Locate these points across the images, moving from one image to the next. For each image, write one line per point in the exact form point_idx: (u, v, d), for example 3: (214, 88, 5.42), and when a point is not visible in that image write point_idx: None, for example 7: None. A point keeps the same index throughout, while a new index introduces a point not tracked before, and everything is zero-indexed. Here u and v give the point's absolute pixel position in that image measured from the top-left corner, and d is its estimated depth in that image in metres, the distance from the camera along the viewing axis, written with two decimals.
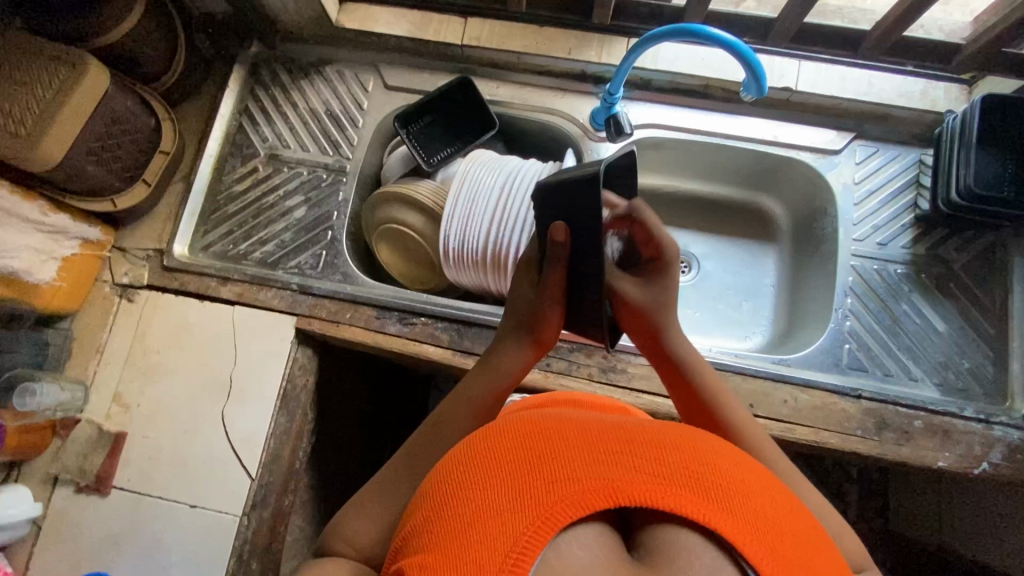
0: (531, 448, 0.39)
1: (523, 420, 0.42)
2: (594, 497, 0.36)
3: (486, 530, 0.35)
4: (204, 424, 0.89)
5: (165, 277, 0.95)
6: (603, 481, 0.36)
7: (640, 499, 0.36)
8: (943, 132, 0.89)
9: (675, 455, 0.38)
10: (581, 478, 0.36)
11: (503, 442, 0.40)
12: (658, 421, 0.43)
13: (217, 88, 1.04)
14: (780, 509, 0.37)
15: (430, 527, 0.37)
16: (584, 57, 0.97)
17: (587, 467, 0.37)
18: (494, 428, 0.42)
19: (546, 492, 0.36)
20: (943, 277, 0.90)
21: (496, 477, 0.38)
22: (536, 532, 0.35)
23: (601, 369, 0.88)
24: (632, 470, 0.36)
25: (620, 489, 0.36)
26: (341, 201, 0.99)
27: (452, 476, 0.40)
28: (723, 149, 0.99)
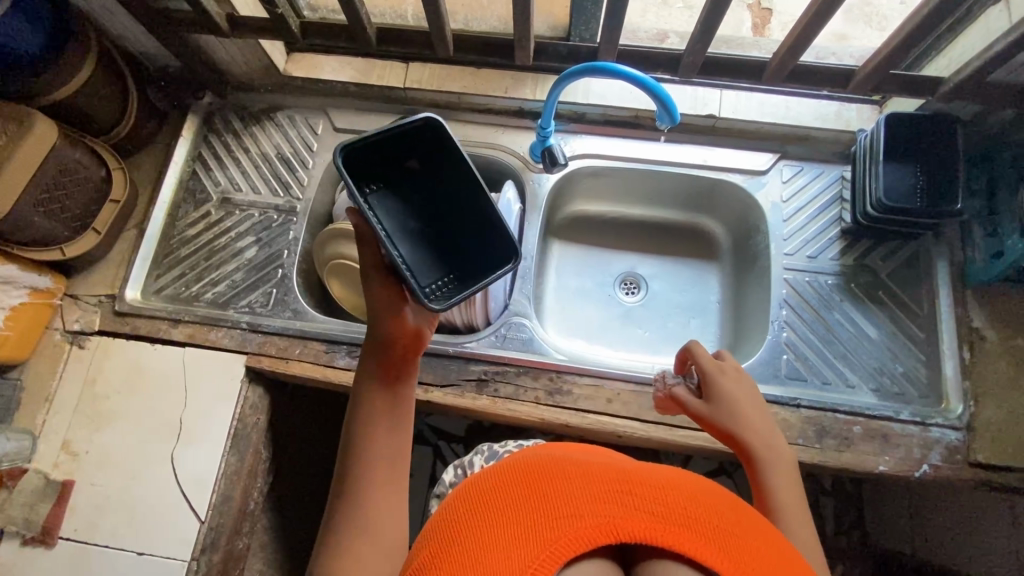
0: (539, 485, 0.41)
1: (530, 459, 0.44)
2: (598, 532, 0.37)
3: (493, 561, 0.36)
4: (153, 469, 0.89)
5: (117, 322, 0.97)
6: (608, 518, 0.38)
7: (640, 536, 0.38)
8: (857, 151, 0.94)
9: (680, 496, 0.40)
10: (586, 515, 0.38)
11: (512, 479, 0.42)
12: (656, 462, 0.46)
13: (171, 137, 1.08)
14: (771, 552, 0.40)
15: (439, 560, 0.39)
16: (520, 94, 1.03)
17: (590, 504, 0.39)
18: (507, 466, 0.45)
19: (554, 528, 0.38)
20: (872, 286, 0.94)
21: (505, 515, 0.40)
22: (542, 564, 0.36)
23: (548, 392, 0.89)
24: (634, 509, 0.39)
25: (621, 527, 0.38)
26: (291, 239, 1.02)
27: (461, 514, 0.42)
28: (659, 175, 1.04)
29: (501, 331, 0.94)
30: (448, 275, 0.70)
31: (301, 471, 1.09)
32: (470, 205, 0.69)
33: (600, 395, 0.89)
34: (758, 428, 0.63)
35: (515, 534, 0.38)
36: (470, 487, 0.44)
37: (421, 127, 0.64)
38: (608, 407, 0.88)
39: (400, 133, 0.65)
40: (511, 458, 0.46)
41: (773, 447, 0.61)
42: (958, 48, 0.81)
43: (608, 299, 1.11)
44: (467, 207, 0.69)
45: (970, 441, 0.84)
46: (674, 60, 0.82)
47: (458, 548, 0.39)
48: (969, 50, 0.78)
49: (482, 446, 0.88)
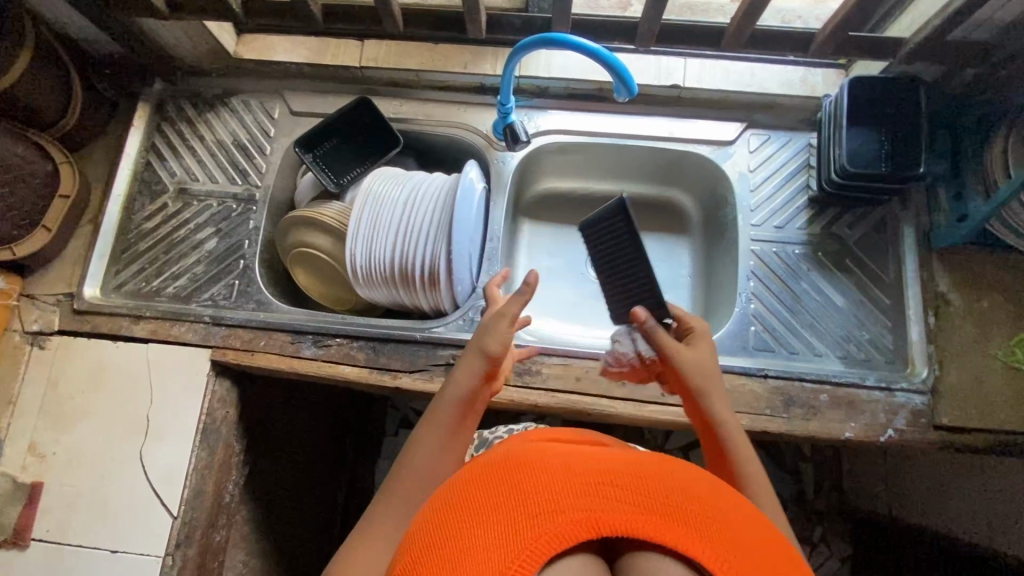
0: (520, 481, 0.40)
1: (510, 456, 0.43)
2: (581, 528, 0.36)
3: (475, 566, 0.35)
4: (122, 467, 0.88)
5: (77, 320, 0.95)
6: (589, 512, 0.37)
7: (622, 529, 0.37)
8: (822, 117, 0.92)
9: (662, 486, 0.40)
10: (566, 510, 0.37)
11: (493, 478, 0.41)
12: (640, 450, 0.45)
13: (123, 127, 1.04)
14: (759, 537, 0.40)
15: (418, 568, 0.37)
16: (480, 70, 1.00)
17: (571, 499, 0.38)
18: (488, 462, 0.44)
19: (537, 525, 0.36)
20: (839, 254, 0.94)
21: (486, 515, 0.38)
22: (523, 566, 0.35)
23: (517, 373, 0.89)
24: (616, 501, 0.38)
25: (602, 520, 0.37)
26: (251, 229, 1.00)
27: (441, 517, 0.40)
28: (625, 148, 1.02)
29: (469, 315, 0.92)
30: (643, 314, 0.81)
31: (279, 460, 1.09)
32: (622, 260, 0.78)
33: (569, 373, 0.89)
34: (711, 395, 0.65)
35: (496, 534, 0.37)
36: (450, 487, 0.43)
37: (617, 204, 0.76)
38: (576, 385, 0.88)
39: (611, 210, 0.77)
40: (487, 456, 0.45)
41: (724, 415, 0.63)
42: (921, 6, 0.79)
43: (580, 278, 1.10)
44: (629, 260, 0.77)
45: (935, 404, 0.85)
46: (631, 29, 0.79)
47: (439, 554, 0.37)
48: (930, 9, 0.77)
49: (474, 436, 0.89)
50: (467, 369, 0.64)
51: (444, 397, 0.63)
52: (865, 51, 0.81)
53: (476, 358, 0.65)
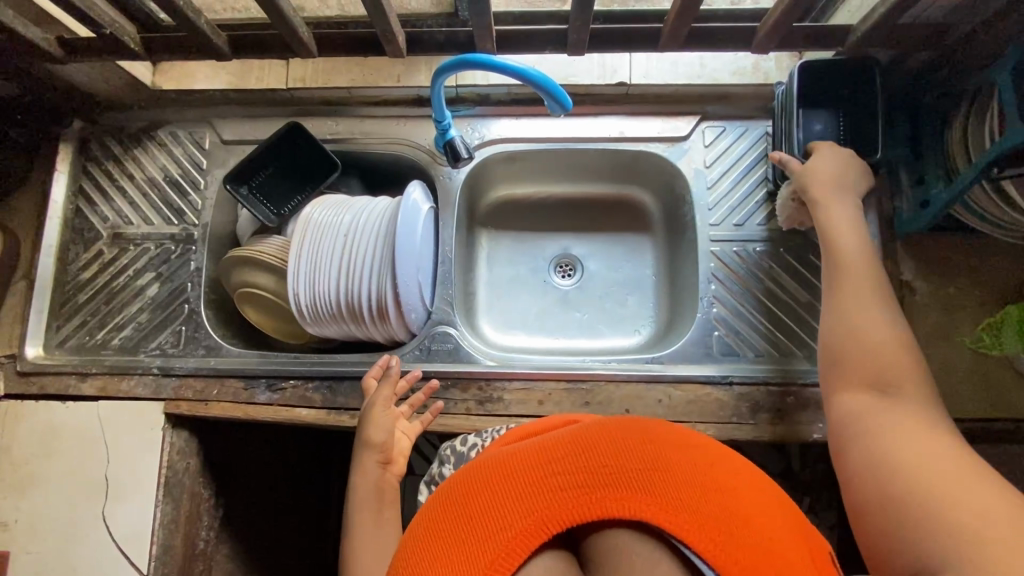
0: (458, 511, 0.36)
1: (452, 481, 0.39)
2: (531, 535, 0.34)
3: None
4: (86, 529, 0.86)
5: (22, 382, 0.92)
6: (534, 514, 0.34)
7: (570, 518, 0.34)
8: (776, 105, 0.88)
9: (600, 454, 0.36)
10: (512, 521, 0.34)
11: (437, 514, 0.37)
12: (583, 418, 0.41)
13: (44, 172, 0.98)
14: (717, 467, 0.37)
15: None
16: (415, 82, 0.93)
17: (514, 507, 0.34)
18: (434, 493, 0.40)
19: (486, 549, 0.33)
20: (802, 248, 0.91)
21: (439, 551, 0.34)
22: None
23: (478, 401, 0.87)
24: (564, 490, 0.35)
25: (551, 517, 0.34)
26: (193, 270, 0.95)
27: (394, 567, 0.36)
28: (576, 152, 0.97)
29: (425, 344, 0.90)
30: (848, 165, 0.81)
31: (256, 495, 1.07)
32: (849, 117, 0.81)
33: (532, 397, 0.86)
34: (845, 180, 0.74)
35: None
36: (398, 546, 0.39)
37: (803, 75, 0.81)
38: (539, 408, 0.86)
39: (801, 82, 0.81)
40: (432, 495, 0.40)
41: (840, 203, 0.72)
42: None
43: (544, 285, 1.07)
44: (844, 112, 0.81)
45: None
46: (562, 36, 0.74)
47: None
48: None
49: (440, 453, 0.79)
50: (362, 466, 0.75)
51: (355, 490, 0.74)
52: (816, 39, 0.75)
53: (368, 451, 0.76)
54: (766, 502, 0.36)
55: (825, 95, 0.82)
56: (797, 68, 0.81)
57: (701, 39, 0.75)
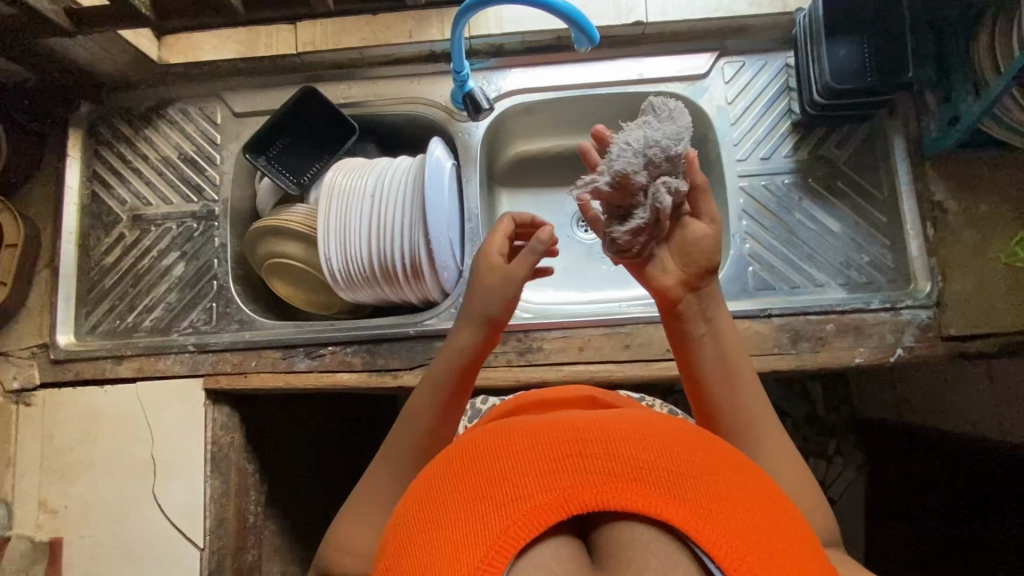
0: (483, 473, 0.39)
1: (477, 443, 0.43)
2: (550, 508, 0.37)
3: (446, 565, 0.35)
4: (138, 509, 0.87)
5: (58, 370, 0.91)
6: (555, 492, 0.37)
7: (587, 503, 0.37)
8: (798, 33, 0.86)
9: (632, 451, 0.39)
10: (533, 493, 0.37)
11: (462, 470, 0.40)
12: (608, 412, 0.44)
13: (57, 159, 0.96)
14: (729, 478, 0.40)
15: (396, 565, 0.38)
16: (427, 36, 0.91)
17: (538, 480, 0.38)
18: (458, 449, 0.44)
19: (508, 512, 0.37)
20: (830, 176, 0.90)
21: (458, 508, 0.38)
22: (495, 558, 0.35)
23: (519, 352, 0.87)
24: (586, 474, 0.38)
25: (571, 498, 0.37)
26: (218, 246, 0.94)
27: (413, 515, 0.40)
28: (595, 98, 0.95)
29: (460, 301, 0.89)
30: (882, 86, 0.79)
31: (300, 469, 1.08)
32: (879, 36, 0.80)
33: (572, 344, 0.86)
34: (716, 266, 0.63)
35: (460, 532, 0.37)
36: (417, 484, 0.43)
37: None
38: (581, 355, 0.86)
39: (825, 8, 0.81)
40: (456, 445, 0.45)
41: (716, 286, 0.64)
42: None
43: (568, 240, 1.06)
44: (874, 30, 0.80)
45: (940, 316, 0.84)
46: None
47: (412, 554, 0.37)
48: None
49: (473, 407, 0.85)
50: (466, 334, 0.66)
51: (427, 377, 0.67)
52: None
53: (475, 322, 0.66)
54: (787, 533, 0.38)
55: (849, 16, 0.80)
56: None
57: None
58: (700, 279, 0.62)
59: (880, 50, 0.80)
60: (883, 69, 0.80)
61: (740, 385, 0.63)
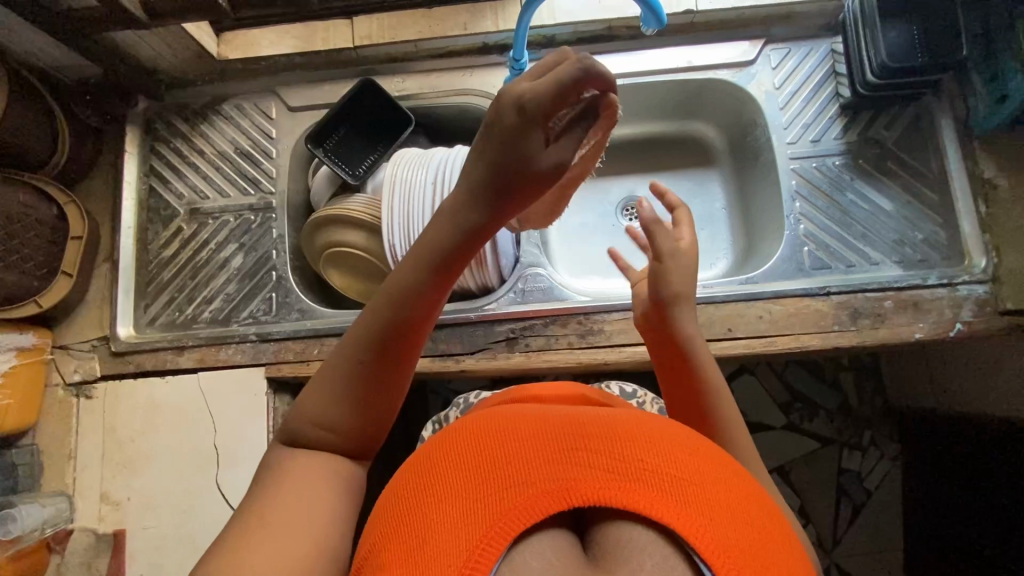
0: (484, 459, 0.39)
1: (479, 429, 0.43)
2: (550, 500, 0.36)
3: (440, 546, 0.35)
4: (201, 499, 0.86)
5: (119, 362, 0.92)
6: (557, 483, 0.37)
7: (590, 497, 0.36)
8: (846, 19, 0.89)
9: (637, 449, 0.38)
10: (534, 482, 0.37)
11: (462, 456, 0.41)
12: (613, 411, 0.44)
13: (115, 155, 0.98)
14: (736, 491, 0.39)
15: (389, 548, 0.37)
16: (481, 28, 0.93)
17: (539, 470, 0.37)
18: (458, 437, 0.43)
19: (506, 498, 0.36)
20: (879, 158, 0.92)
21: (458, 491, 0.38)
22: (489, 544, 0.35)
23: (580, 335, 0.87)
24: (588, 468, 0.37)
25: (573, 491, 0.36)
26: (276, 238, 0.96)
27: (411, 497, 0.40)
28: (645, 86, 0.97)
29: (518, 286, 0.91)
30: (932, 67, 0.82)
31: None
32: (929, 19, 0.83)
33: (632, 326, 0.87)
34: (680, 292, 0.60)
35: (456, 514, 0.36)
36: (413, 469, 0.43)
37: None
38: (642, 336, 0.86)
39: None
40: (455, 432, 0.44)
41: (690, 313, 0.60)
42: None
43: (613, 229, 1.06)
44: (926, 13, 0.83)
45: (998, 290, 0.84)
46: None
47: (406, 534, 0.37)
48: None
49: (456, 399, 0.84)
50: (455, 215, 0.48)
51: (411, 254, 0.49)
52: None
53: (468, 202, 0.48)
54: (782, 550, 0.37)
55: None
56: None
57: None
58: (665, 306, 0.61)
59: (926, 34, 0.83)
60: (933, 51, 0.82)
61: (718, 408, 0.57)
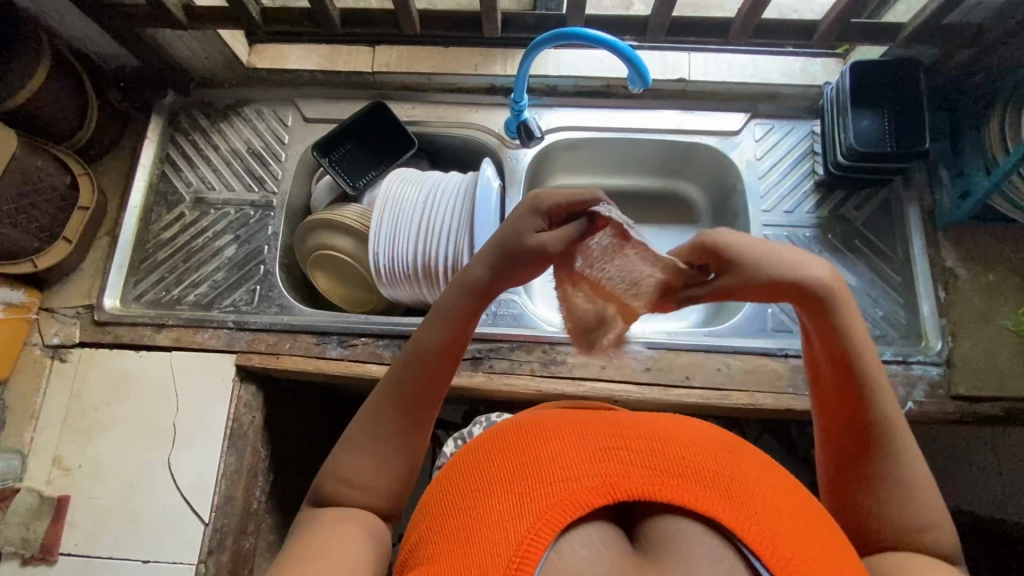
0: (531, 453, 0.41)
1: (524, 427, 0.45)
2: (596, 493, 0.38)
3: (492, 535, 0.37)
4: (152, 475, 0.87)
5: (98, 331, 0.94)
6: (602, 476, 0.39)
7: (634, 492, 0.38)
8: (824, 103, 0.96)
9: (678, 447, 0.40)
10: (580, 476, 0.39)
11: (509, 452, 0.43)
12: (649, 416, 0.46)
13: (136, 139, 1.05)
14: (776, 486, 0.40)
15: (443, 538, 0.40)
16: (490, 71, 1.02)
17: (583, 464, 0.39)
18: (507, 431, 0.46)
19: (555, 490, 0.38)
20: (848, 235, 0.97)
21: (506, 484, 0.40)
22: (537, 534, 0.37)
23: (543, 363, 0.90)
24: (630, 465, 0.39)
25: (617, 484, 0.38)
26: (270, 234, 1.01)
27: (465, 486, 0.43)
28: (633, 142, 1.04)
29: (491, 309, 0.94)
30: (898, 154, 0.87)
31: (306, 468, 1.07)
32: (900, 110, 0.89)
33: (593, 361, 0.90)
34: (835, 291, 0.54)
35: (506, 507, 0.39)
36: (464, 464, 0.46)
37: (852, 72, 0.89)
38: (602, 372, 0.89)
39: (852, 81, 0.90)
40: (501, 429, 0.47)
41: (848, 309, 0.54)
42: None
43: None
44: (897, 105, 0.89)
45: (950, 374, 0.86)
46: (642, 25, 0.91)
47: (460, 523, 0.40)
48: None
49: (479, 418, 0.89)
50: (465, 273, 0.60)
51: (431, 315, 0.60)
52: (851, 33, 0.87)
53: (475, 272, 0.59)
54: (834, 546, 0.38)
55: (872, 89, 0.89)
56: (849, 67, 0.89)
57: (748, 28, 0.88)
58: (821, 311, 0.54)
59: (895, 124, 0.89)
60: (899, 139, 0.88)
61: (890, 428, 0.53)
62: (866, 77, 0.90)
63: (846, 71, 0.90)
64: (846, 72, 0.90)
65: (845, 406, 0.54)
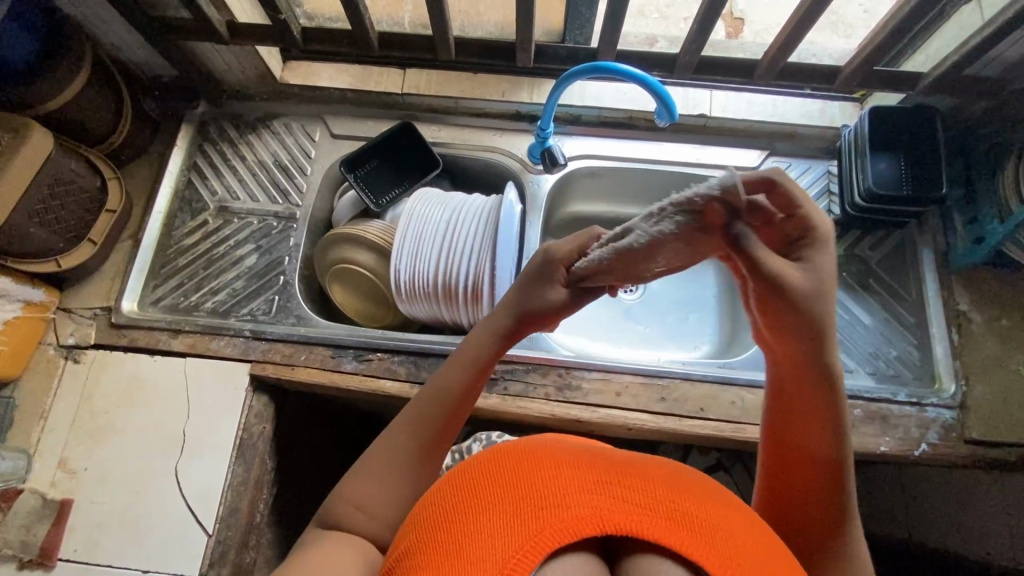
0: (522, 475, 0.39)
1: (517, 446, 0.43)
2: (585, 524, 0.36)
3: (474, 557, 0.35)
4: (157, 483, 0.86)
5: (113, 334, 0.94)
6: (592, 508, 0.36)
7: (624, 529, 0.36)
8: (843, 145, 0.99)
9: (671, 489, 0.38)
10: (571, 504, 0.36)
11: (498, 470, 0.40)
12: (644, 454, 0.44)
13: (166, 146, 1.06)
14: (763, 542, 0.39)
15: (423, 553, 0.38)
16: (517, 98, 1.04)
17: (576, 493, 0.37)
18: (500, 449, 0.43)
19: (544, 515, 0.36)
20: (863, 274, 0.98)
21: (494, 503, 0.38)
22: (522, 558, 0.35)
23: (558, 387, 0.90)
24: (621, 500, 0.37)
25: (607, 518, 0.36)
26: (292, 246, 1.02)
27: (452, 502, 0.40)
28: (653, 173, 1.05)
29: None
30: (917, 196, 0.89)
31: (310, 483, 1.05)
32: (919, 153, 0.91)
33: (609, 388, 0.90)
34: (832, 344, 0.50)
35: (490, 528, 0.37)
36: (450, 481, 0.43)
37: (871, 115, 0.92)
38: (617, 399, 0.89)
39: (872, 124, 0.92)
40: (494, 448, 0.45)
41: (845, 413, 0.52)
42: (935, 46, 0.89)
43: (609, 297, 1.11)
44: (915, 148, 0.91)
45: (964, 418, 0.86)
46: (670, 62, 0.94)
47: (443, 541, 0.38)
48: (945, 47, 0.87)
49: (480, 435, 0.89)
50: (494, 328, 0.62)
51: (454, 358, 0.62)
52: (873, 80, 0.91)
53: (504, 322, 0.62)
54: None
55: (891, 131, 0.92)
56: (870, 110, 0.92)
57: (772, 70, 0.91)
58: (821, 395, 0.52)
59: (912, 167, 0.91)
60: (916, 182, 0.90)
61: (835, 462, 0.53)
62: (887, 121, 0.92)
63: (866, 114, 0.93)
64: (865, 115, 0.93)
65: (823, 500, 0.53)
